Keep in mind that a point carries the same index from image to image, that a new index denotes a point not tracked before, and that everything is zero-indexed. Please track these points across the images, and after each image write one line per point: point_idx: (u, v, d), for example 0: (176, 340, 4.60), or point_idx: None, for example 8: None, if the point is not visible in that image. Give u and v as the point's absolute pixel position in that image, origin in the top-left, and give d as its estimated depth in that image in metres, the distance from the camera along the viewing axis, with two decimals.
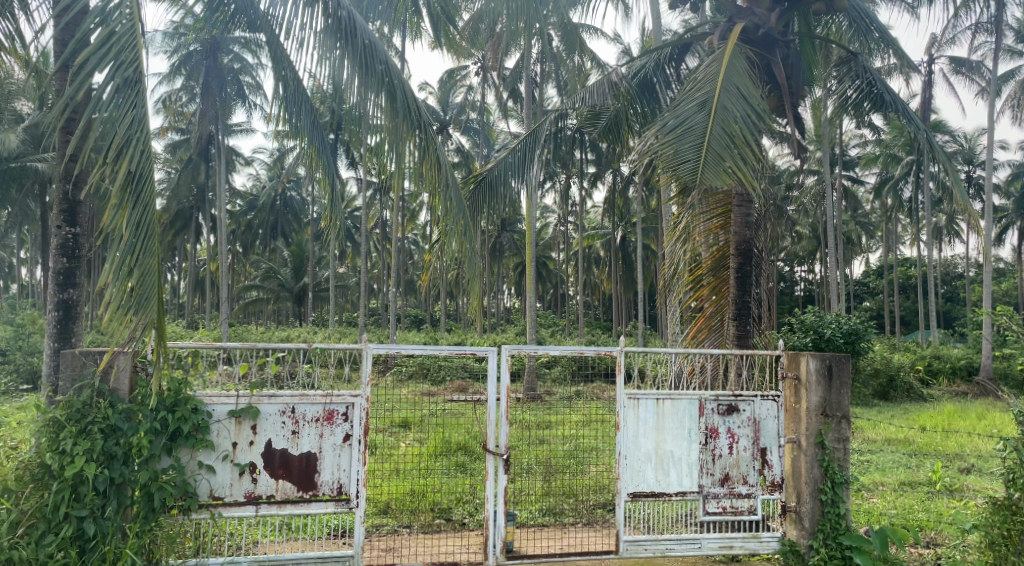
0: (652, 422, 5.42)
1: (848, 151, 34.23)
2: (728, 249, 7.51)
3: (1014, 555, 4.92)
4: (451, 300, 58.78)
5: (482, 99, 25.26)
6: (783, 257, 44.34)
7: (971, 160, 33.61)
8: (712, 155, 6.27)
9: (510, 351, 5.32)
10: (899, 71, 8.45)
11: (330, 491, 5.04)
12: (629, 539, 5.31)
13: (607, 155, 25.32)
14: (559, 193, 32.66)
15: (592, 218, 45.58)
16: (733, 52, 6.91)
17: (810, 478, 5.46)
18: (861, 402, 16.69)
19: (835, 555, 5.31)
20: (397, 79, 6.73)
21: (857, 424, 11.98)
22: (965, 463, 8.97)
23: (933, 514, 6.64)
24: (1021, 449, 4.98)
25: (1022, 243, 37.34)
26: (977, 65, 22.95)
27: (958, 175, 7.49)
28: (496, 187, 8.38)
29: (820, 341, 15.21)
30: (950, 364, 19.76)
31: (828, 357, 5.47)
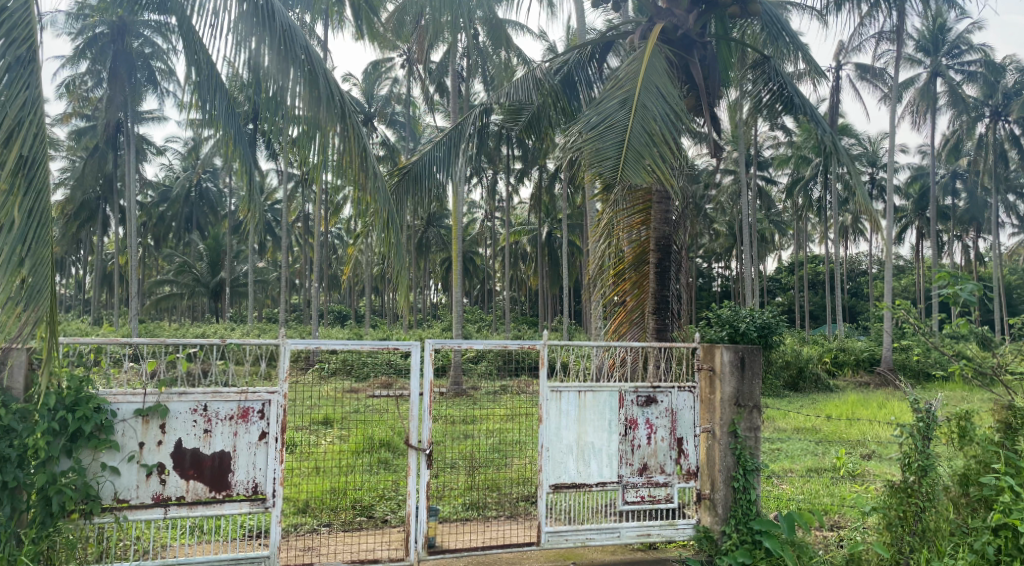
0: (574, 414, 5.50)
1: (763, 152, 35.62)
2: (648, 245, 7.67)
3: (909, 536, 5.27)
4: (376, 295, 58.15)
5: (408, 93, 24.99)
6: (702, 255, 45.75)
7: (874, 162, 35.56)
8: (632, 152, 6.39)
9: (434, 345, 5.27)
10: (808, 76, 8.80)
11: (244, 490, 4.89)
12: (550, 530, 5.35)
13: (533, 152, 25.58)
14: (485, 188, 32.69)
15: (518, 215, 45.95)
16: (652, 52, 7.06)
17: (723, 466, 5.64)
18: (773, 392, 17.45)
19: (746, 539, 5.49)
20: (319, 68, 6.58)
21: (769, 414, 12.50)
22: (866, 449, 9.50)
23: (837, 498, 6.99)
24: (916, 434, 5.30)
25: (920, 242, 39.74)
26: (880, 72, 24.28)
27: (861, 178, 7.85)
28: (421, 180, 8.28)
29: (735, 334, 15.85)
30: (855, 356, 20.86)
31: (740, 350, 5.68)
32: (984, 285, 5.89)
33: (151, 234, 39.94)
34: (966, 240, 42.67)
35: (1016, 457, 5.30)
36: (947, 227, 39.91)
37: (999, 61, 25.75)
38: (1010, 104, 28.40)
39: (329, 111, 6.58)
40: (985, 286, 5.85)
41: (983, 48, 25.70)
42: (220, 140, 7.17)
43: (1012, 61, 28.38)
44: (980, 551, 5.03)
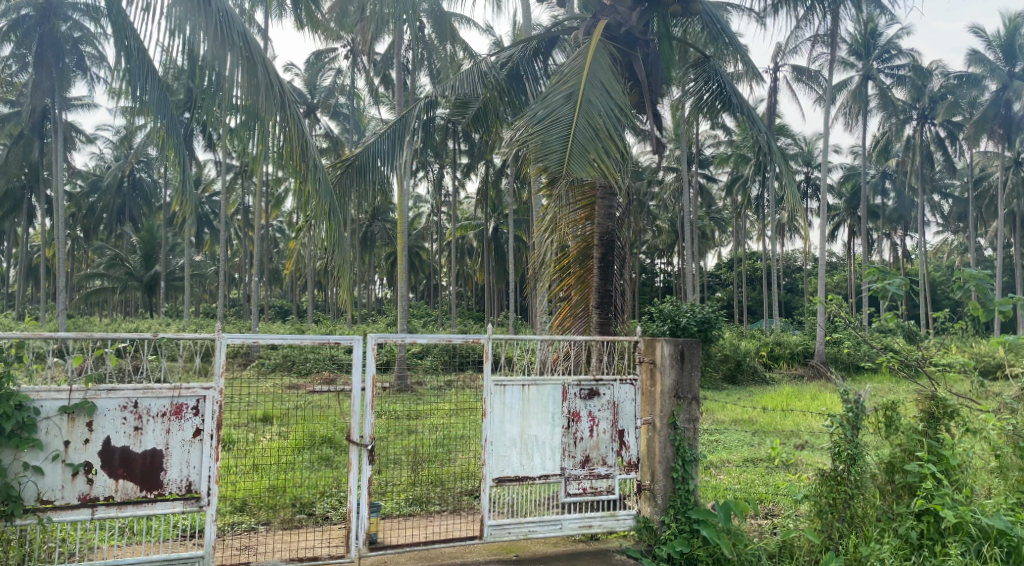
0: (518, 408, 5.52)
1: (704, 150, 36.33)
2: (593, 239, 7.74)
3: (839, 522, 5.46)
4: (319, 290, 57.22)
5: (351, 84, 24.59)
6: (645, 250, 46.43)
7: (810, 161, 36.71)
8: (577, 147, 6.44)
9: (376, 339, 5.22)
10: (746, 77, 9.02)
11: (177, 489, 4.73)
12: (493, 523, 5.38)
13: (479, 146, 25.52)
14: (431, 181, 32.48)
15: (464, 209, 45.80)
16: (597, 48, 7.12)
17: (663, 458, 5.73)
18: (712, 385, 17.88)
19: (684, 529, 5.58)
20: (258, 57, 6.41)
21: (708, 406, 12.76)
22: (799, 439, 9.82)
23: (771, 487, 7.20)
24: (845, 424, 5.49)
25: (851, 240, 41.20)
26: (816, 73, 25.02)
27: (793, 177, 8.12)
28: (364, 173, 8.18)
29: (676, 328, 16.26)
30: (790, 350, 21.47)
31: (680, 343, 5.77)
32: (910, 280, 6.13)
33: (80, 225, 38.37)
34: (894, 238, 44.42)
35: (937, 445, 5.57)
36: (877, 226, 41.48)
37: (926, 66, 26.83)
38: (936, 108, 29.63)
39: (268, 102, 6.41)
40: (911, 281, 6.11)
41: (912, 53, 26.75)
42: (153, 130, 6.93)
43: (938, 67, 29.59)
44: (905, 536, 5.32)
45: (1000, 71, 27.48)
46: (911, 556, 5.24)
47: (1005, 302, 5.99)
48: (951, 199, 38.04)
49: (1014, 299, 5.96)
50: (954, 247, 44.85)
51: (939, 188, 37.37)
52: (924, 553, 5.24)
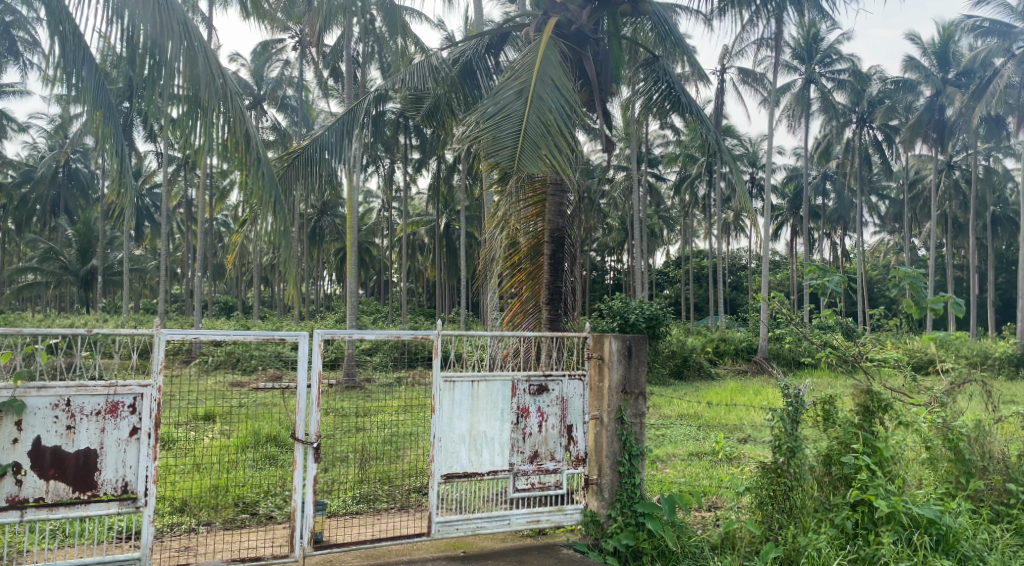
0: (467, 405, 5.50)
1: (654, 150, 36.85)
2: (543, 236, 7.78)
3: (778, 513, 5.60)
4: (265, 286, 56.10)
5: (300, 76, 24.15)
6: (595, 248, 46.85)
7: (755, 162, 37.59)
8: (528, 143, 6.45)
9: (323, 335, 5.14)
10: (694, 78, 9.15)
11: (111, 490, 4.58)
12: (441, 520, 5.36)
13: (430, 142, 25.36)
14: (382, 176, 32.16)
15: (415, 205, 45.49)
16: (547, 45, 7.15)
17: (610, 452, 5.79)
18: (659, 380, 18.17)
19: (630, 522, 5.65)
20: (199, 46, 6.23)
21: (655, 401, 12.97)
22: (742, 433, 10.05)
23: (714, 480, 7.35)
24: (785, 418, 5.64)
25: (794, 239, 42.35)
26: (761, 76, 25.61)
27: (740, 176, 8.27)
28: (312, 165, 8.01)
29: (625, 325, 16.55)
30: (734, 346, 21.98)
31: (627, 339, 5.84)
32: (848, 277, 6.33)
33: (11, 217, 36.77)
34: (833, 237, 45.86)
35: (872, 437, 5.77)
36: (818, 226, 42.74)
37: (865, 71, 27.70)
38: (874, 112, 30.66)
39: (210, 94, 6.25)
40: (850, 279, 6.30)
41: (852, 58, 27.60)
42: (89, 119, 6.68)
43: (876, 72, 30.57)
44: (840, 526, 5.49)
45: (934, 77, 28.58)
46: (846, 545, 5.41)
47: (937, 300, 6.23)
48: (887, 200, 39.44)
49: (945, 297, 6.20)
50: (889, 246, 46.55)
51: (876, 190, 38.69)
52: (858, 542, 5.42)
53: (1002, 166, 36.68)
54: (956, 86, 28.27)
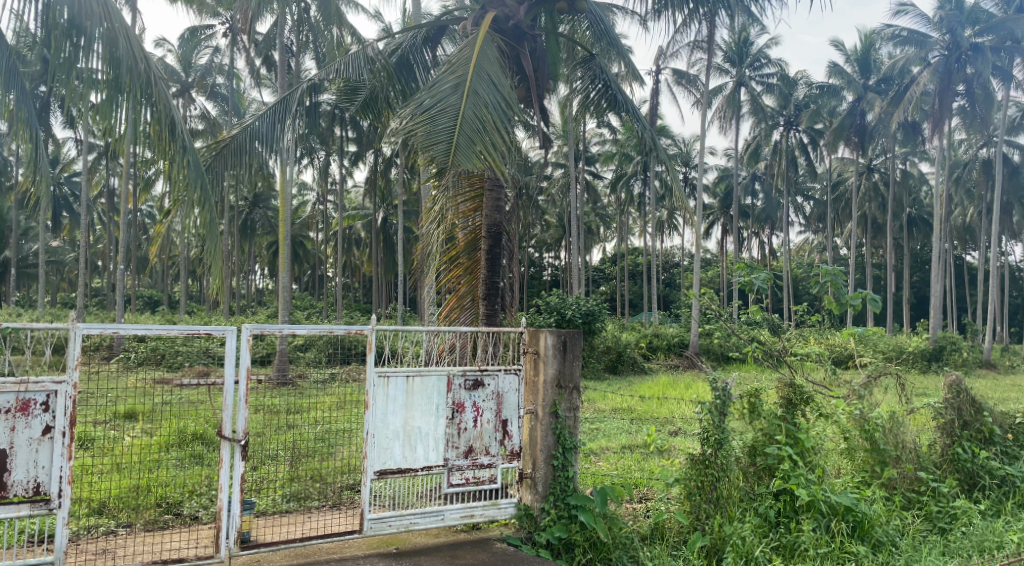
0: (401, 400, 5.46)
1: (590, 148, 37.26)
2: (480, 231, 7.77)
3: (706, 503, 5.72)
4: (194, 281, 54.31)
5: (230, 64, 23.41)
6: (534, 244, 47.10)
7: (688, 162, 38.47)
8: (463, 139, 6.43)
9: (251, 330, 5.02)
10: (629, 77, 9.28)
11: (22, 492, 4.36)
12: (373, 517, 5.30)
13: (368, 134, 25.01)
14: (316, 169, 31.54)
15: (351, 199, 44.80)
16: (484, 40, 7.10)
17: (544, 445, 5.83)
18: (594, 375, 18.43)
19: (563, 514, 5.71)
20: (122, 29, 5.95)
21: (590, 396, 13.15)
22: (673, 426, 10.29)
23: (646, 472, 7.50)
24: (714, 411, 5.79)
25: (725, 237, 43.56)
26: (694, 78, 26.18)
27: (675, 175, 8.45)
28: (241, 155, 7.77)
29: (562, 320, 16.88)
30: (667, 342, 22.46)
31: (563, 333, 5.89)
32: (774, 275, 6.55)
33: None
34: (762, 236, 47.32)
35: (794, 429, 6.01)
36: (747, 225, 44.05)
37: (792, 76, 28.64)
38: (800, 115, 31.77)
39: (132, 81, 6.01)
40: (774, 276, 6.53)
41: (780, 63, 28.49)
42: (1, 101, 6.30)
43: (802, 76, 31.66)
44: (764, 515, 5.70)
45: (856, 83, 29.79)
46: (769, 533, 5.62)
47: (856, 296, 6.49)
48: (812, 201, 40.98)
49: (863, 293, 6.46)
50: (814, 246, 48.36)
51: (801, 191, 40.16)
52: (780, 529, 5.64)
53: (918, 170, 38.56)
54: (877, 92, 29.54)
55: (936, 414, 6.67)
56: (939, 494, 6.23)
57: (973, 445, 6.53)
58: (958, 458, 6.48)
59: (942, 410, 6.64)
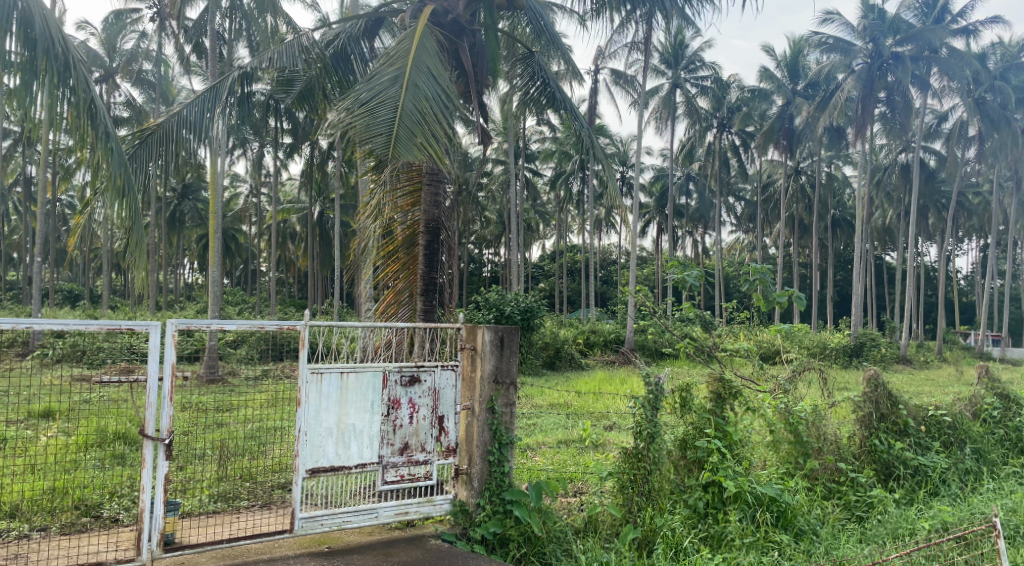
0: (335, 397, 5.38)
1: (530, 146, 37.40)
2: (418, 226, 7.71)
3: (638, 495, 5.83)
4: (118, 274, 52.15)
5: (158, 50, 22.54)
6: (473, 240, 47.06)
7: (625, 161, 39.06)
8: (403, 130, 6.36)
9: (177, 326, 4.85)
10: (568, 77, 9.33)
11: None
12: (305, 516, 5.22)
13: (304, 126, 24.48)
14: (250, 160, 30.70)
15: (286, 192, 43.86)
16: (423, 32, 7.03)
17: (480, 441, 5.83)
18: (532, 371, 18.55)
19: (498, 510, 5.72)
20: (36, 8, 5.67)
21: (527, 392, 13.21)
22: (608, 421, 10.47)
23: (581, 466, 7.58)
24: (647, 405, 5.89)
25: (660, 236, 44.41)
26: (631, 78, 26.58)
27: (612, 172, 8.55)
28: (168, 143, 7.44)
29: (501, 317, 17.18)
30: (604, 337, 22.78)
31: (500, 329, 5.88)
32: (706, 272, 6.72)
33: None
34: (695, 235, 48.50)
35: (723, 422, 6.18)
36: (682, 224, 45.02)
37: (725, 79, 29.37)
38: (733, 118, 32.62)
39: (49, 63, 5.74)
40: (706, 273, 6.70)
41: (714, 66, 29.20)
42: None
43: (734, 80, 32.52)
44: (693, 506, 5.83)
45: (785, 88, 30.80)
46: (698, 524, 5.76)
47: (782, 294, 6.73)
48: (743, 202, 42.19)
49: (789, 291, 6.69)
50: (744, 245, 49.83)
51: (733, 192, 41.33)
52: (709, 520, 5.78)
53: (842, 173, 40.18)
54: (804, 97, 30.58)
55: (856, 407, 6.98)
56: (858, 484, 6.51)
57: (889, 437, 6.86)
58: (876, 449, 6.79)
59: (860, 404, 6.96)
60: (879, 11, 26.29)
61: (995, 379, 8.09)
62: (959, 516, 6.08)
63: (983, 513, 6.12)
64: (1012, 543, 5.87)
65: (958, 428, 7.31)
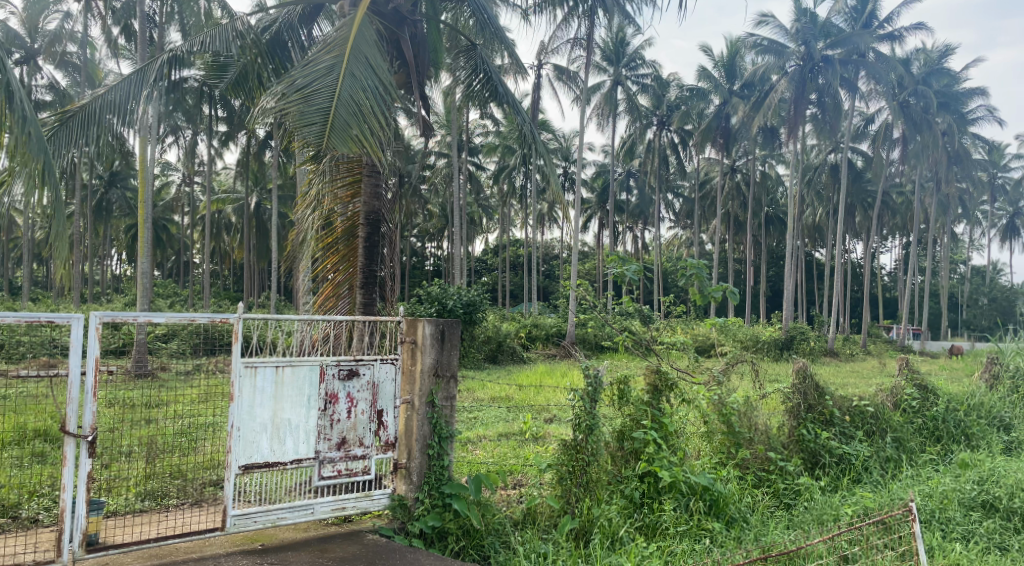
0: (270, 391, 5.26)
1: (474, 139, 37.25)
2: (358, 219, 7.59)
3: (576, 487, 5.87)
4: (40, 265, 49.78)
5: (83, 31, 21.56)
6: (415, 233, 46.68)
7: (567, 157, 39.35)
8: (339, 121, 6.27)
9: (101, 319, 4.66)
10: (512, 71, 9.21)
11: None
12: (237, 513, 5.09)
13: (240, 114, 23.79)
14: (183, 148, 29.67)
15: (221, 181, 42.61)
16: (363, 20, 6.88)
17: (420, 435, 5.78)
18: (474, 364, 18.50)
19: (436, 503, 5.69)
20: None
21: (469, 386, 13.19)
22: (547, 414, 10.55)
23: (522, 458, 7.61)
24: (586, 398, 5.94)
25: (602, 231, 44.89)
26: (573, 74, 26.76)
27: (553, 169, 8.54)
28: (89, 127, 7.04)
29: (443, 311, 17.37)
30: (545, 332, 22.89)
31: (441, 323, 5.86)
32: (645, 267, 6.82)
33: None
34: (635, 231, 49.20)
35: (659, 414, 6.30)
36: (622, 219, 45.61)
37: (665, 77, 29.85)
38: (672, 116, 33.22)
39: None
40: (645, 269, 6.81)
41: (654, 64, 29.65)
42: None
43: (673, 78, 33.09)
44: (629, 496, 5.97)
45: (722, 87, 31.56)
46: (633, 514, 5.90)
47: (717, 289, 6.87)
48: (681, 199, 43.03)
49: (724, 286, 6.85)
50: (682, 241, 50.81)
51: (671, 189, 42.10)
52: (644, 509, 5.92)
53: (775, 172, 41.36)
54: (740, 97, 31.35)
55: (785, 398, 7.24)
56: (786, 472, 6.73)
57: (816, 426, 7.14)
58: (803, 438, 7.05)
59: (789, 395, 7.23)
60: (810, 15, 27.16)
61: (915, 371, 8.41)
62: (880, 502, 6.35)
63: (901, 498, 6.42)
64: (927, 527, 6.19)
65: (880, 418, 7.62)
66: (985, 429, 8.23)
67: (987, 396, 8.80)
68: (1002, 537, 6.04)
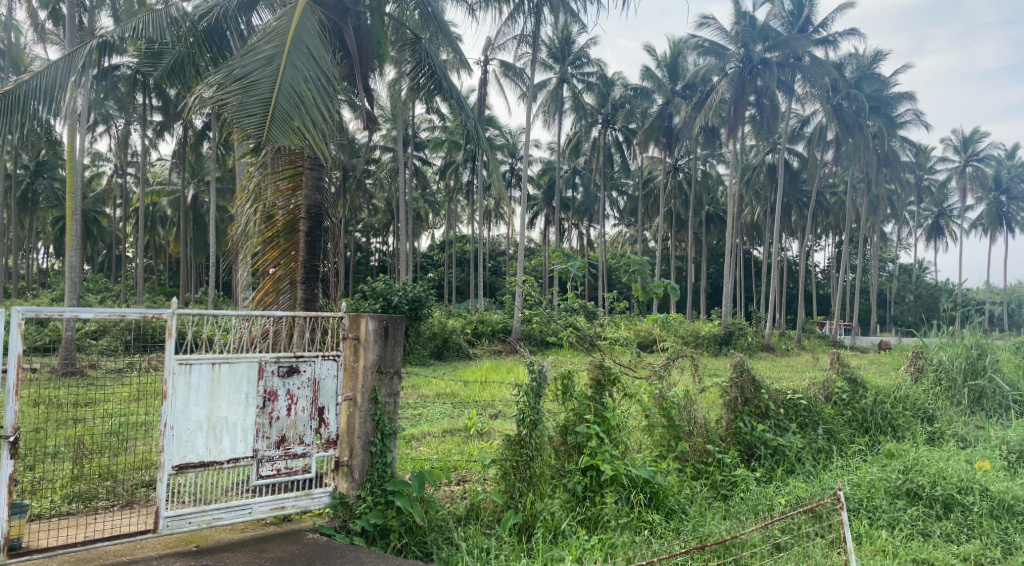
0: (206, 390, 5.12)
1: (419, 133, 36.99)
2: (298, 212, 7.44)
3: (519, 482, 5.90)
4: None
5: (6, 14, 20.58)
6: (360, 228, 46.08)
7: (513, 153, 39.46)
8: (279, 112, 6.13)
9: (23, 314, 4.44)
10: (457, 65, 9.14)
11: None
12: (170, 514, 4.95)
13: (176, 103, 23.04)
14: (115, 138, 28.59)
15: (157, 173, 41.28)
16: (304, 9, 6.73)
17: (362, 432, 5.71)
18: (419, 360, 18.38)
19: (379, 501, 5.64)
20: None
21: (414, 382, 13.11)
22: (492, 409, 10.57)
23: (466, 454, 7.59)
24: (530, 393, 5.95)
25: (547, 227, 45.15)
26: (520, 71, 26.77)
27: (498, 166, 8.51)
28: (11, 112, 6.70)
29: (388, 306, 17.32)
30: (492, 327, 22.86)
31: (384, 318, 5.80)
32: (589, 263, 6.86)
33: None
34: (581, 227, 49.68)
35: (602, 408, 6.36)
36: (568, 216, 45.96)
37: (610, 76, 30.15)
38: (616, 114, 33.63)
39: None
40: (589, 265, 6.87)
41: (599, 63, 29.91)
42: None
43: (618, 77, 33.47)
44: (572, 490, 6.01)
45: (665, 88, 32.14)
46: (576, 507, 5.96)
47: (659, 285, 7.00)
48: (625, 196, 43.61)
49: (664, 283, 6.99)
50: (626, 238, 51.44)
51: (615, 186, 42.62)
52: (586, 503, 6.00)
53: (716, 172, 42.29)
54: (682, 97, 31.95)
55: (723, 392, 7.40)
56: (723, 464, 6.88)
57: (752, 419, 7.33)
58: (740, 431, 7.25)
59: (727, 389, 7.39)
60: (750, 18, 27.80)
61: (845, 364, 8.72)
62: (811, 492, 6.58)
63: (831, 487, 6.67)
64: (855, 515, 6.45)
65: (813, 410, 7.90)
66: (910, 421, 8.59)
67: (912, 388, 9.19)
68: (925, 523, 6.33)
